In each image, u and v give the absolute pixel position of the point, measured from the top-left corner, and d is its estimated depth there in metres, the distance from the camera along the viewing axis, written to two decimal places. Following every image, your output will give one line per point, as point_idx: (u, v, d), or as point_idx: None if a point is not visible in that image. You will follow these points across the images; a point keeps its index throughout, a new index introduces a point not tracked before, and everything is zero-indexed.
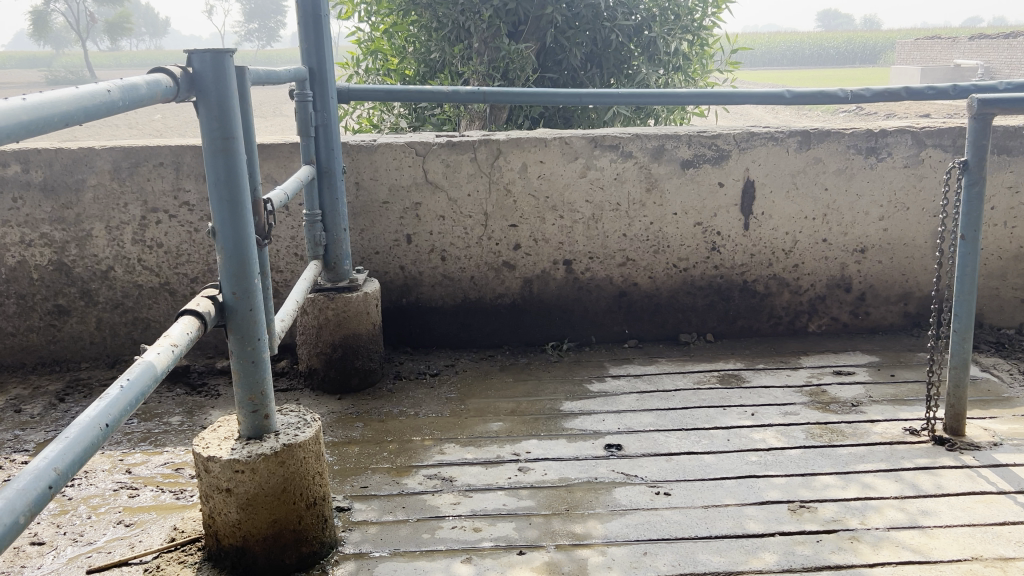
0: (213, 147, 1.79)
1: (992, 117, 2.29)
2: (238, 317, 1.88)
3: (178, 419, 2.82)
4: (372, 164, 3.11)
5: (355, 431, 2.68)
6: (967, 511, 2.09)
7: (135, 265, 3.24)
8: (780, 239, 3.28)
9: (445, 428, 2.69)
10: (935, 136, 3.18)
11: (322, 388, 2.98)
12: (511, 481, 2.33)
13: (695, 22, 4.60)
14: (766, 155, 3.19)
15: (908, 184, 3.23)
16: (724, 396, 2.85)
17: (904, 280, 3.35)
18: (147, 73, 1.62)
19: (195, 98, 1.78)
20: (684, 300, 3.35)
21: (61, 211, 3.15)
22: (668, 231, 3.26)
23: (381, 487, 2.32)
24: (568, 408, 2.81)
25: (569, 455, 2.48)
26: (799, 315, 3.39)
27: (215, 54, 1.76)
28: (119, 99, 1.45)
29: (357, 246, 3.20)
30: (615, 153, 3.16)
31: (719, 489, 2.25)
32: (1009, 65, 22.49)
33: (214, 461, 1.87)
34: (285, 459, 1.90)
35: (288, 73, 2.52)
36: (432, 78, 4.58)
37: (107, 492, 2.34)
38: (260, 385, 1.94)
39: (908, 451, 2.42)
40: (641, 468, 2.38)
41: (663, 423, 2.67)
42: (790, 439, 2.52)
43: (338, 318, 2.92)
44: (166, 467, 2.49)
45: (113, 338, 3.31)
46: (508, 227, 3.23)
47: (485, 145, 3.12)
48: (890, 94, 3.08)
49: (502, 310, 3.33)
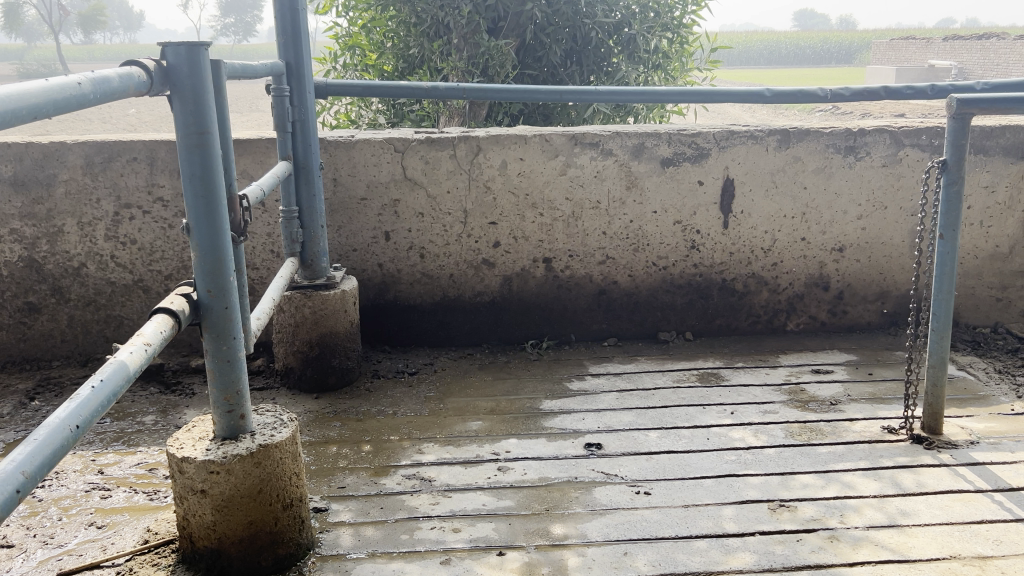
0: (187, 142, 1.76)
1: (971, 118, 2.30)
2: (213, 315, 1.85)
3: (151, 419, 2.77)
4: (350, 160, 3.08)
5: (332, 431, 2.65)
6: (945, 510, 2.10)
7: (108, 261, 3.18)
8: (759, 238, 3.29)
9: (423, 427, 2.66)
10: (913, 135, 3.19)
11: (299, 387, 2.95)
12: (490, 481, 2.31)
13: (674, 20, 4.59)
14: (746, 153, 3.19)
15: (886, 184, 3.24)
16: (704, 395, 2.85)
17: (881, 279, 3.37)
18: (119, 66, 1.59)
19: (170, 92, 1.75)
20: (663, 298, 3.35)
21: (32, 206, 3.09)
22: (648, 229, 3.25)
23: (359, 488, 2.30)
24: (547, 406, 2.79)
25: (549, 454, 2.46)
26: (778, 314, 3.39)
27: (190, 47, 1.72)
28: (90, 92, 1.42)
29: (334, 243, 3.16)
30: (595, 150, 3.15)
31: (699, 489, 2.24)
32: (983, 66, 22.78)
33: (188, 462, 1.83)
34: (261, 460, 1.87)
35: (265, 66, 2.49)
36: (411, 75, 4.54)
37: (78, 493, 2.30)
38: (236, 385, 1.90)
39: (886, 450, 2.42)
40: (621, 467, 2.37)
41: (642, 422, 2.66)
42: (770, 438, 2.52)
43: (315, 316, 2.89)
44: (139, 467, 2.45)
45: (85, 336, 3.25)
46: (487, 224, 3.21)
47: (465, 142, 3.10)
48: (868, 93, 3.08)
49: (481, 308, 3.31)
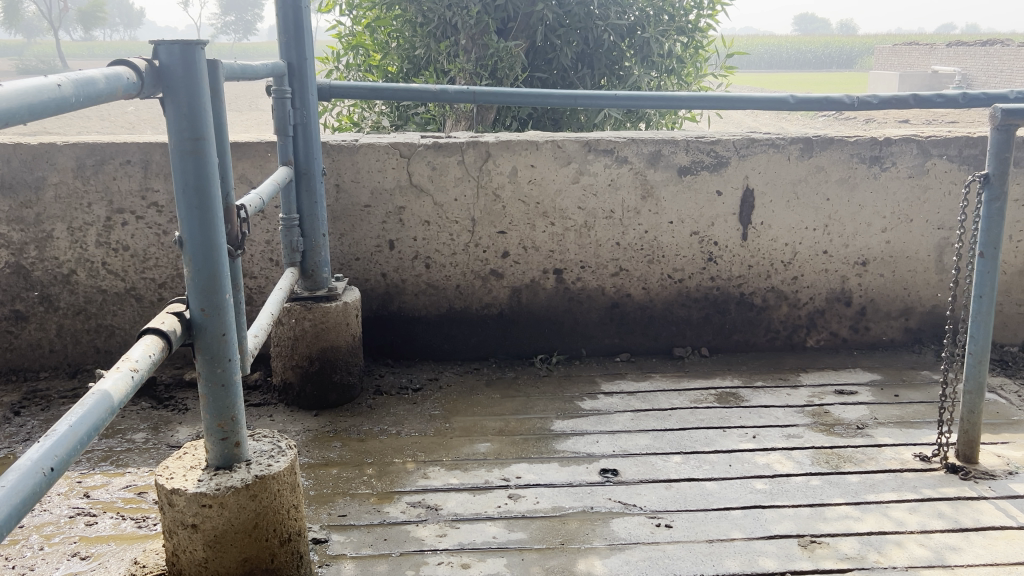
0: (181, 148, 1.62)
1: (1016, 129, 2.16)
2: (206, 336, 1.71)
3: (142, 436, 2.63)
4: (353, 165, 2.94)
5: (333, 452, 2.51)
6: (989, 549, 1.96)
7: (99, 268, 3.04)
8: (779, 250, 3.15)
9: (429, 449, 2.52)
10: (941, 145, 3.06)
11: (297, 403, 2.81)
12: (501, 510, 2.17)
13: (690, 23, 4.45)
14: (767, 162, 3.05)
15: (912, 195, 3.11)
16: (724, 416, 2.72)
17: (906, 295, 3.23)
18: (106, 66, 1.45)
19: (162, 95, 1.61)
20: (679, 312, 3.21)
21: (20, 210, 2.95)
22: (663, 240, 3.12)
23: (361, 517, 2.15)
24: (559, 427, 2.65)
25: (562, 481, 2.32)
26: (798, 330, 3.26)
27: (184, 45, 1.58)
28: (71, 95, 1.28)
29: (336, 252, 3.03)
30: (610, 158, 3.01)
31: (724, 521, 2.10)
32: (987, 73, 22.76)
33: (178, 494, 1.69)
34: (257, 492, 1.73)
35: (266, 66, 2.34)
36: (416, 76, 4.43)
37: (62, 520, 2.16)
38: (230, 411, 1.76)
39: (920, 480, 2.28)
40: (640, 497, 2.23)
41: (660, 446, 2.52)
42: (796, 465, 2.38)
43: (315, 329, 2.75)
44: (128, 490, 2.31)
45: (74, 347, 3.11)
46: (496, 234, 3.07)
47: (474, 147, 2.97)
48: (898, 101, 2.94)
49: (489, 321, 3.17)
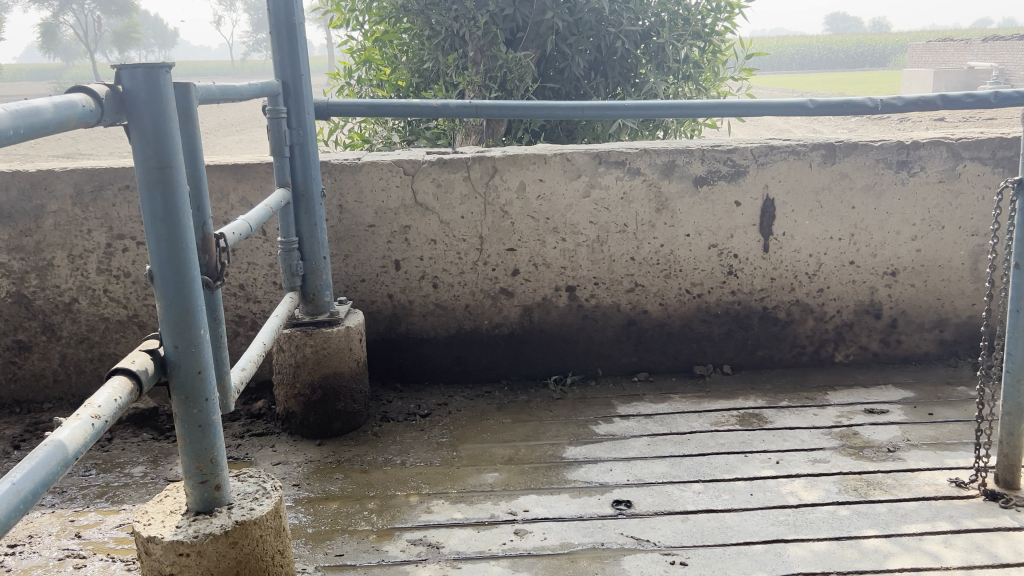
0: (147, 178, 1.51)
1: None
2: (181, 375, 1.61)
3: (140, 470, 2.56)
4: (356, 185, 2.84)
5: (334, 485, 2.41)
6: None
7: (101, 296, 2.98)
8: (803, 262, 3.01)
9: (435, 480, 2.41)
10: (973, 148, 2.90)
11: (301, 432, 2.71)
12: (505, 548, 2.05)
13: (707, 28, 4.34)
14: (788, 170, 2.91)
15: (944, 201, 2.95)
16: (746, 440, 2.57)
17: (939, 305, 3.07)
18: (59, 93, 1.35)
19: (127, 122, 1.50)
20: (699, 328, 3.08)
21: (19, 238, 2.89)
22: (681, 254, 2.98)
23: (359, 556, 2.05)
24: (571, 454, 2.53)
25: (571, 514, 2.20)
26: (825, 344, 3.10)
27: (148, 69, 1.48)
28: (10, 127, 1.18)
29: (340, 274, 2.93)
30: (621, 170, 2.89)
31: (743, 558, 1.96)
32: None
33: (155, 542, 1.60)
34: (237, 539, 1.64)
35: (257, 85, 2.26)
36: (426, 89, 4.36)
37: (50, 562, 2.07)
38: (210, 452, 1.67)
39: (957, 509, 2.12)
40: (654, 531, 2.10)
41: (677, 474, 2.38)
42: (822, 493, 2.24)
43: (317, 356, 2.65)
44: (121, 529, 2.22)
45: (78, 376, 3.05)
46: (505, 251, 2.96)
47: (479, 163, 2.86)
48: (925, 103, 2.80)
49: (500, 341, 3.06)
